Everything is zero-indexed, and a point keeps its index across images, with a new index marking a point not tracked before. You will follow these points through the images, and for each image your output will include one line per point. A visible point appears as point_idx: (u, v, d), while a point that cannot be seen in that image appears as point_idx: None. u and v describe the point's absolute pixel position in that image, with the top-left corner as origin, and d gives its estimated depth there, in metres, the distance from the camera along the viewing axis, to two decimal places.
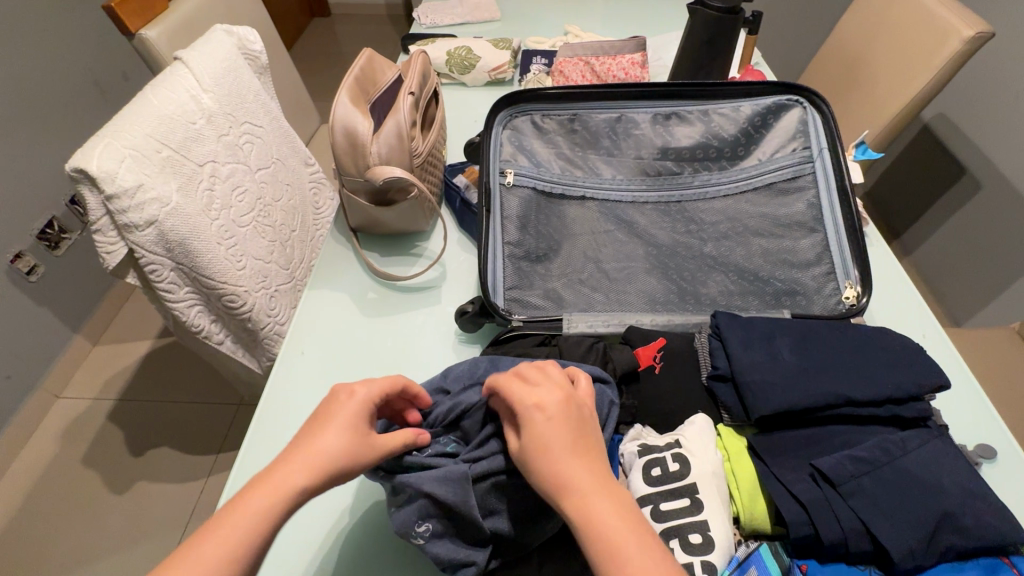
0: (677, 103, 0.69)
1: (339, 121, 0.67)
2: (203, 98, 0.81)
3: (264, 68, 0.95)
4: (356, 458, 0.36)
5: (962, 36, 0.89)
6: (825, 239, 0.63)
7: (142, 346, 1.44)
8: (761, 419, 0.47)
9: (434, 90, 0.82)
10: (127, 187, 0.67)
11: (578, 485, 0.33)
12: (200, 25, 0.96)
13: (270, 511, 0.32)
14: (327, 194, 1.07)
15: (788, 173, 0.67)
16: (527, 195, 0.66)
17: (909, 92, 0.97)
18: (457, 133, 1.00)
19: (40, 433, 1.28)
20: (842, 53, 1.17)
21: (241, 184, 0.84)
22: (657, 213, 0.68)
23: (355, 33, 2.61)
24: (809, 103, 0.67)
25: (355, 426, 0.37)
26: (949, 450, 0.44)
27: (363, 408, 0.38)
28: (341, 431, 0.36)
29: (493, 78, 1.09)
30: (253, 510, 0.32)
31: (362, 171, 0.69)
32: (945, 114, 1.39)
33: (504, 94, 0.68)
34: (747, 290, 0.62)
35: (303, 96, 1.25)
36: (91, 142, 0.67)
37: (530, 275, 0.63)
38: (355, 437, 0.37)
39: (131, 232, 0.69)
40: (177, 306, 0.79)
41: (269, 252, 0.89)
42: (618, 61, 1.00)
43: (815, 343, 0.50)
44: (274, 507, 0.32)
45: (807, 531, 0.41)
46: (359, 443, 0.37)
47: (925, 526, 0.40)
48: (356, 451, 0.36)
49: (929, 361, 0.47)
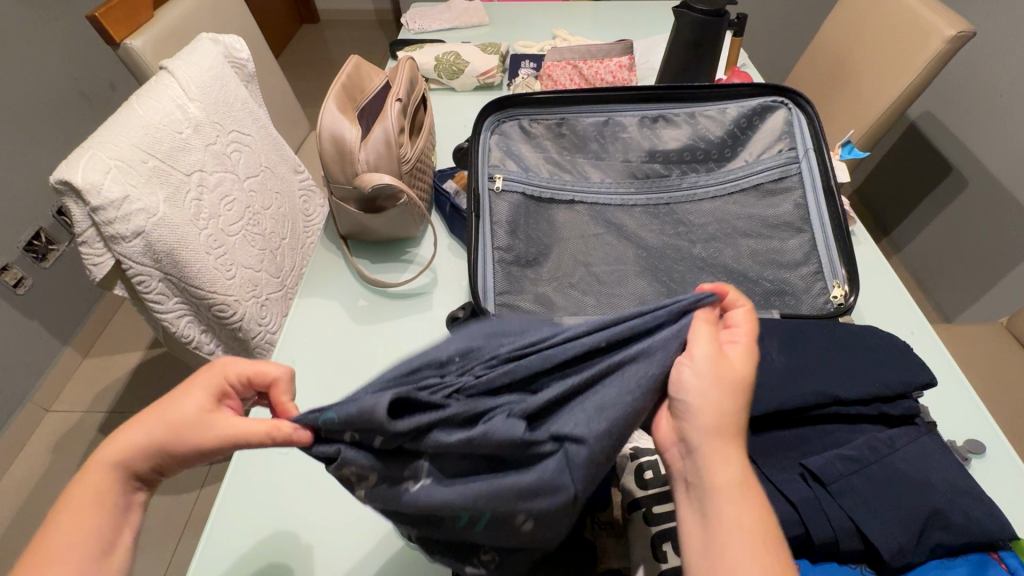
0: (663, 107, 0.70)
1: (326, 129, 0.68)
2: (190, 107, 0.81)
3: (252, 76, 0.95)
4: (181, 433, 0.38)
5: (944, 36, 0.91)
6: (812, 239, 0.63)
7: (133, 357, 1.43)
8: (752, 420, 0.47)
9: (422, 96, 0.82)
10: (112, 198, 0.66)
11: (710, 461, 0.34)
12: (186, 34, 0.96)
13: (100, 494, 0.38)
14: (317, 202, 1.07)
15: (775, 173, 0.67)
16: (516, 200, 0.66)
17: (893, 91, 0.99)
18: (447, 138, 1.00)
19: (31, 447, 1.27)
20: (827, 54, 1.18)
21: (229, 193, 0.84)
22: (647, 215, 0.68)
23: (345, 39, 2.61)
24: (793, 104, 0.68)
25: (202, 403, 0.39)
26: (937, 447, 0.44)
27: (219, 381, 0.40)
28: (186, 406, 0.39)
29: (482, 83, 1.09)
30: (93, 487, 0.38)
31: (350, 179, 0.69)
32: (931, 112, 1.41)
33: (492, 100, 0.69)
34: (737, 291, 0.62)
35: (292, 104, 1.25)
36: (76, 153, 0.66)
37: (521, 279, 0.63)
38: (200, 415, 0.38)
39: (117, 243, 0.68)
40: (166, 317, 0.78)
41: (259, 261, 0.88)
42: (606, 64, 1.01)
43: (803, 342, 0.50)
44: (100, 486, 0.37)
45: (798, 531, 0.41)
46: (201, 421, 0.38)
47: (914, 524, 0.40)
48: (181, 430, 0.38)
49: (916, 359, 0.48)
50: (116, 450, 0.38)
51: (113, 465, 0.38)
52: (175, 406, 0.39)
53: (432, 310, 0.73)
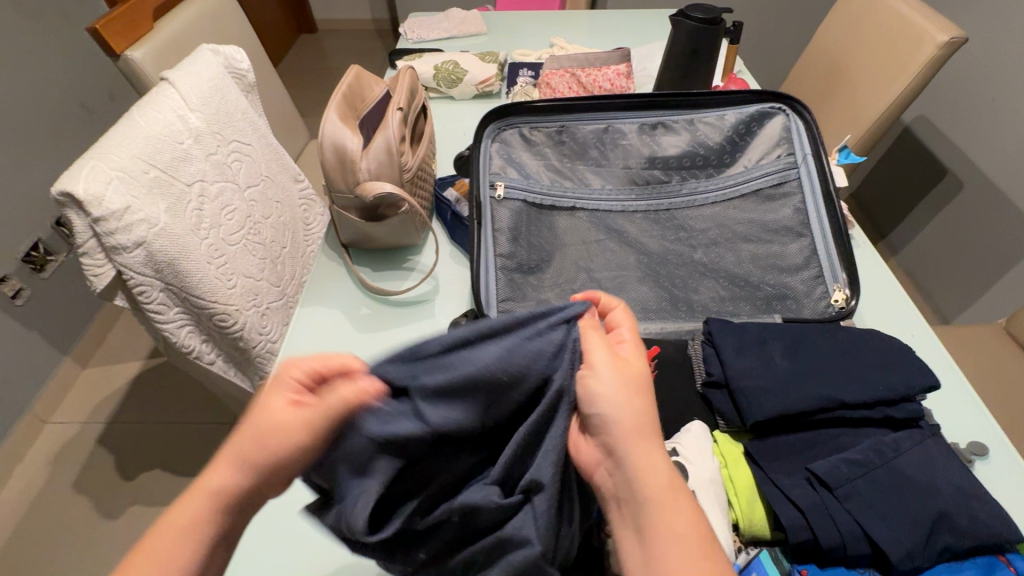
0: (662, 114, 0.70)
1: (327, 137, 0.68)
2: (191, 118, 0.81)
3: (251, 86, 0.95)
4: (275, 437, 0.33)
5: (937, 41, 0.91)
6: (812, 243, 0.64)
7: (132, 368, 1.42)
8: (757, 424, 0.47)
9: (422, 104, 0.83)
10: (114, 209, 0.66)
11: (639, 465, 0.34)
12: (185, 44, 0.96)
13: (201, 520, 0.34)
14: (317, 211, 1.07)
15: (774, 179, 0.68)
16: (518, 207, 0.67)
17: (887, 96, 0.99)
18: (446, 146, 1.00)
19: (28, 460, 1.25)
20: (822, 60, 1.19)
21: (230, 202, 0.84)
22: (647, 221, 0.68)
23: (343, 48, 2.63)
24: (791, 110, 0.69)
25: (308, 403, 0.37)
26: (942, 450, 0.44)
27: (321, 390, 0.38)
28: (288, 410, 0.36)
29: (481, 91, 1.10)
30: (184, 515, 0.34)
31: (352, 188, 0.70)
32: (925, 116, 1.42)
33: (492, 109, 0.69)
34: (739, 295, 0.63)
35: (291, 113, 1.26)
36: (78, 164, 0.66)
37: (523, 286, 0.63)
38: (297, 430, 0.33)
39: (119, 253, 0.68)
40: (167, 327, 0.78)
41: (259, 270, 0.88)
42: (604, 72, 1.02)
43: (806, 347, 0.50)
44: (205, 512, 0.34)
45: (806, 535, 0.41)
46: (283, 428, 0.33)
47: (922, 527, 0.40)
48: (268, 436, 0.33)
49: (918, 362, 0.48)
50: (220, 472, 0.34)
51: (215, 484, 0.34)
52: (260, 423, 0.33)
53: (435, 318, 0.73)
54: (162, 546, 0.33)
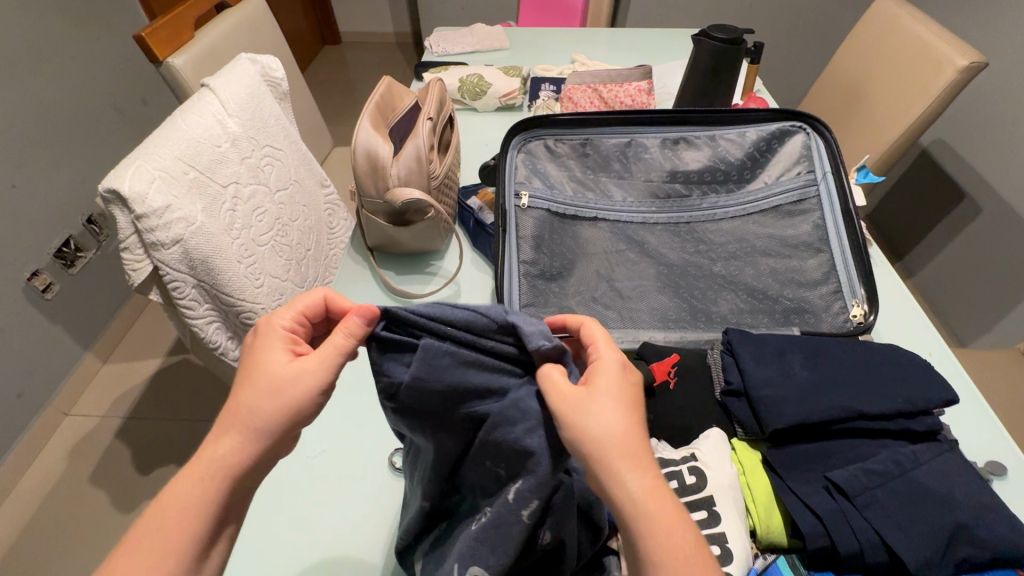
0: (685, 129, 0.72)
1: (360, 145, 0.70)
2: (228, 123, 0.84)
3: (285, 94, 0.99)
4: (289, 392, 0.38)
5: (957, 66, 0.93)
6: (831, 259, 0.65)
7: (151, 364, 1.45)
8: (775, 433, 0.48)
9: (450, 115, 0.85)
10: (155, 207, 0.69)
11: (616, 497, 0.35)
12: (223, 53, 1.00)
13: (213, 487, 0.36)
14: (341, 216, 1.10)
15: (794, 196, 0.69)
16: (542, 216, 0.69)
17: (905, 118, 1.01)
18: (469, 156, 1.03)
19: (49, 450, 1.28)
20: (841, 81, 1.21)
21: (261, 205, 0.87)
22: (668, 233, 0.70)
23: (365, 60, 2.70)
24: (811, 129, 0.71)
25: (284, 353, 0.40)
26: (960, 463, 0.45)
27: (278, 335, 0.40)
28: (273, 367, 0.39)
29: (504, 104, 1.13)
30: (195, 490, 0.36)
31: (381, 193, 0.72)
32: (944, 139, 1.43)
33: (519, 120, 0.71)
34: (757, 308, 0.64)
35: (318, 121, 1.30)
36: (124, 164, 0.70)
37: (545, 293, 0.65)
38: (282, 373, 0.38)
39: (157, 250, 0.71)
40: (196, 323, 0.80)
41: (285, 271, 0.91)
42: (626, 88, 1.04)
43: (826, 359, 0.51)
44: (206, 488, 0.36)
45: (824, 542, 0.42)
46: (285, 374, 0.38)
47: (939, 537, 0.41)
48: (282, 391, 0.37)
49: (937, 377, 0.49)
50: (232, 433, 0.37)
51: (219, 455, 0.37)
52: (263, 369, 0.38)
53: None
54: (181, 506, 0.35)
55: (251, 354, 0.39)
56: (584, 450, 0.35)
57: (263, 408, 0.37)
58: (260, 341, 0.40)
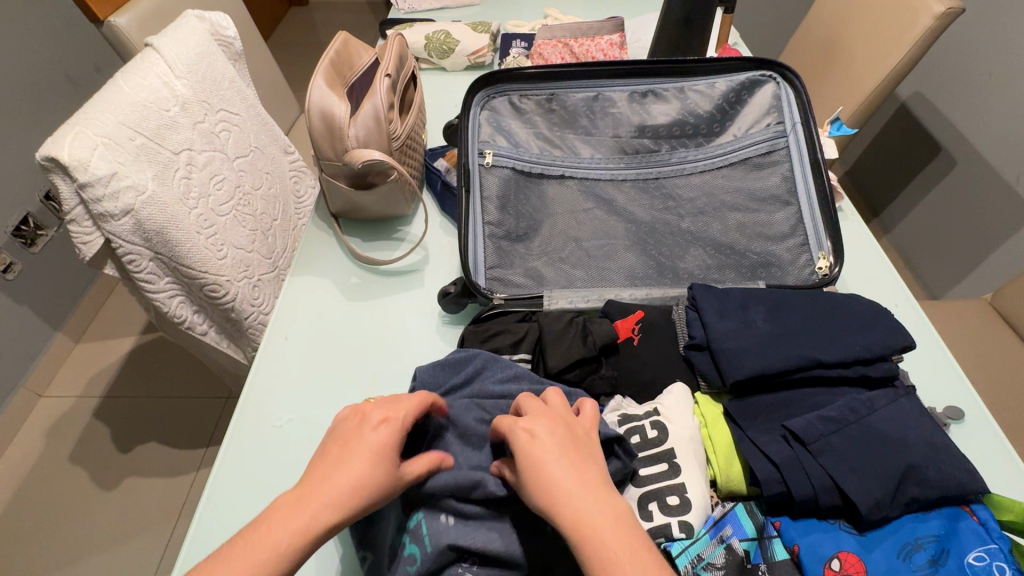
0: (653, 82, 0.70)
1: (315, 104, 0.67)
2: (176, 85, 0.80)
3: (238, 54, 0.94)
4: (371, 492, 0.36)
5: (934, 12, 0.91)
6: (798, 211, 0.64)
7: (126, 343, 1.42)
8: (735, 384, 0.48)
9: (411, 73, 0.82)
10: (100, 175, 0.65)
11: (578, 503, 0.33)
12: (171, 11, 0.94)
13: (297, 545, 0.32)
14: (308, 183, 1.06)
15: (763, 147, 0.67)
16: (506, 175, 0.67)
17: (882, 68, 0.99)
18: (437, 117, 1.00)
19: (27, 431, 1.27)
20: (820, 30, 1.17)
21: (219, 172, 0.83)
22: (636, 190, 0.68)
23: (335, 21, 2.57)
24: (782, 78, 0.69)
25: (381, 455, 0.37)
26: (914, 407, 0.46)
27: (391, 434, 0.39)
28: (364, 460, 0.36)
29: (473, 62, 1.08)
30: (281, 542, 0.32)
31: (340, 155, 0.69)
32: (921, 92, 1.41)
33: (481, 75, 0.68)
34: (724, 263, 0.63)
35: (281, 84, 1.24)
36: (62, 130, 0.65)
37: (511, 254, 0.64)
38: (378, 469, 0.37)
39: (106, 221, 0.68)
40: (158, 297, 0.78)
41: (251, 241, 0.88)
42: (597, 43, 1.01)
43: (788, 310, 0.51)
44: (303, 537, 0.32)
45: (779, 488, 0.43)
46: (381, 475, 0.37)
47: (891, 478, 0.42)
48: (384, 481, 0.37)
49: (895, 324, 0.49)
50: (303, 521, 0.33)
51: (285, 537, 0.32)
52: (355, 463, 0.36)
53: (424, 287, 0.74)
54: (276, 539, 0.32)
55: (353, 437, 0.38)
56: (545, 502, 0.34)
57: (346, 486, 0.35)
58: (351, 426, 0.39)
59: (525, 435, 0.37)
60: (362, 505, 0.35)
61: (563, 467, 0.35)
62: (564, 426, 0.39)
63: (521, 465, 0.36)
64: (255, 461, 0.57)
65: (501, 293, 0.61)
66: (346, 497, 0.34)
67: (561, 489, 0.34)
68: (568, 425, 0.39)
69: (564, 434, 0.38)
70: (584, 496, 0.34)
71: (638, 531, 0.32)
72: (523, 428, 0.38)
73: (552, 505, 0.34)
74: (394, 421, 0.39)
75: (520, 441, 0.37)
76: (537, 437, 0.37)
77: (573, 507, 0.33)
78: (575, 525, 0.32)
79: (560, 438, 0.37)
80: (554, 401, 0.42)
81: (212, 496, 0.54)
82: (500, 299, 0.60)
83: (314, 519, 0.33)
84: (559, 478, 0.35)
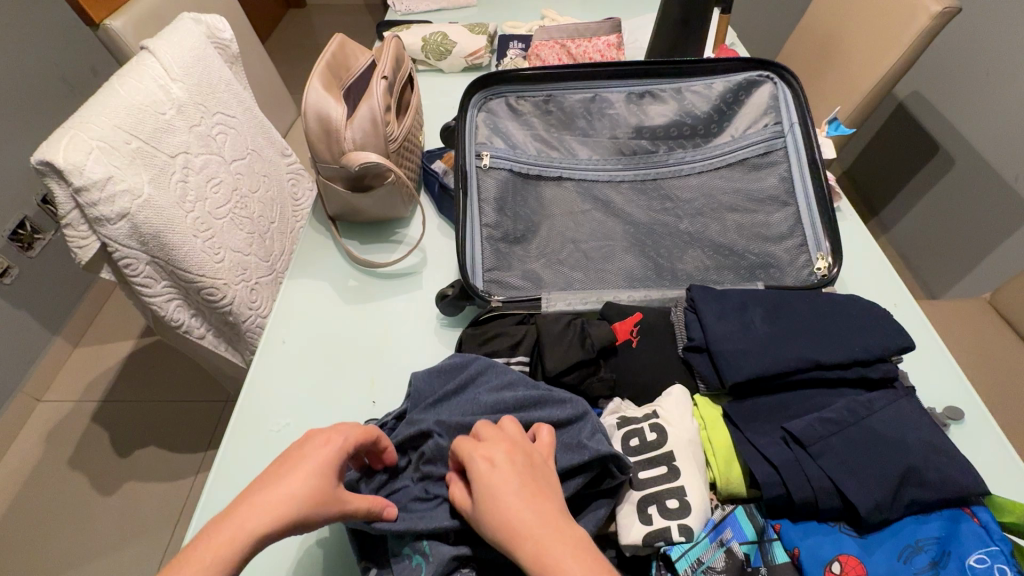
0: (650, 83, 0.70)
1: (311, 107, 0.66)
2: (173, 88, 0.80)
3: (235, 57, 0.94)
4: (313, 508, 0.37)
5: (930, 11, 0.91)
6: (796, 212, 0.64)
7: (125, 347, 1.42)
8: (735, 386, 0.48)
9: (408, 75, 0.81)
10: (96, 179, 0.65)
11: (541, 534, 0.34)
12: (167, 14, 0.93)
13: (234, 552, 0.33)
14: (305, 185, 1.05)
15: (761, 148, 0.67)
16: (503, 177, 0.66)
17: (879, 68, 0.99)
18: (435, 119, 0.99)
19: (24, 436, 1.26)
20: (818, 30, 1.17)
21: (215, 175, 0.83)
22: (634, 191, 0.68)
23: (333, 24, 2.57)
24: (779, 79, 0.69)
25: (323, 473, 0.38)
26: (914, 408, 0.45)
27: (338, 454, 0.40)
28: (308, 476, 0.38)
29: (470, 64, 1.08)
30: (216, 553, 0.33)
31: (337, 157, 0.69)
32: (918, 91, 1.41)
33: (478, 77, 0.68)
34: (723, 264, 0.63)
35: (278, 87, 1.23)
36: (57, 133, 0.65)
37: (508, 256, 0.63)
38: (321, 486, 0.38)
39: (102, 225, 0.67)
40: (155, 301, 0.77)
41: (248, 244, 0.87)
42: (594, 43, 1.01)
43: (787, 311, 0.51)
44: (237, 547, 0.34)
45: (779, 491, 0.42)
46: (322, 492, 0.38)
47: (891, 480, 0.41)
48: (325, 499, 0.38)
49: (895, 325, 0.49)
50: (231, 534, 0.34)
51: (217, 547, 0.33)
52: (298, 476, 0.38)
53: (422, 290, 0.73)
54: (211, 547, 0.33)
55: (302, 454, 0.39)
56: (509, 528, 0.35)
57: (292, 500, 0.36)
58: (300, 444, 0.40)
59: (485, 465, 0.38)
60: (301, 518, 0.36)
61: (522, 503, 0.35)
62: (522, 454, 0.39)
63: (480, 496, 0.37)
64: (252, 467, 0.57)
65: (499, 295, 0.61)
66: (287, 511, 0.36)
67: (524, 520, 0.35)
68: (524, 451, 0.39)
69: (521, 462, 0.38)
70: (546, 525, 0.34)
71: (596, 557, 0.33)
72: (482, 459, 0.38)
73: (514, 535, 0.34)
74: (337, 441, 0.40)
75: (480, 470, 0.38)
76: (495, 468, 0.37)
77: (540, 537, 0.34)
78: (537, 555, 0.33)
79: (517, 466, 0.38)
80: (513, 427, 0.42)
81: (209, 502, 0.54)
82: (498, 301, 0.60)
83: (246, 525, 0.34)
84: (519, 508, 0.35)
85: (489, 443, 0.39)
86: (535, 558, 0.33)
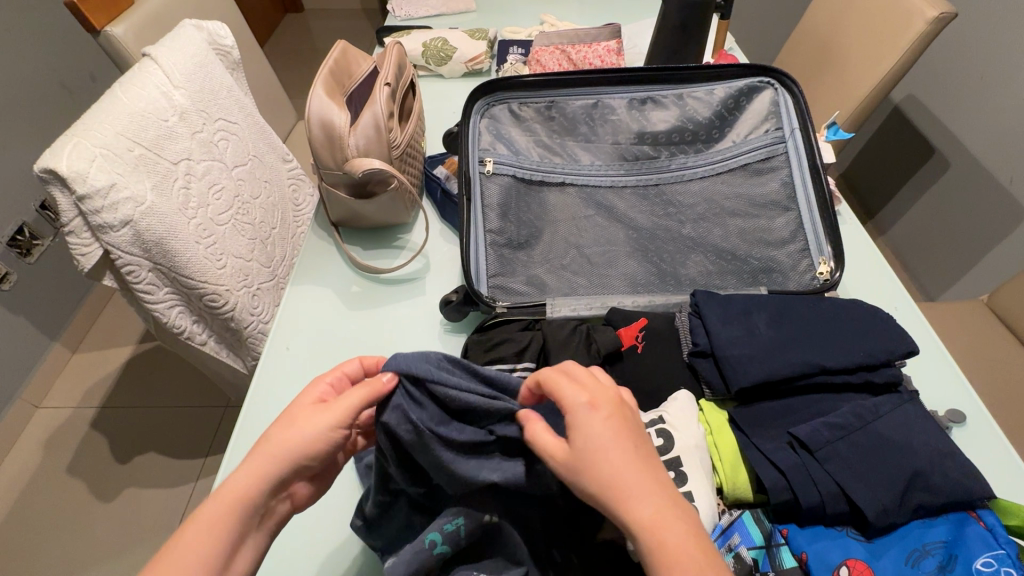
0: (652, 88, 0.70)
1: (314, 113, 0.67)
2: (174, 95, 0.80)
3: (236, 63, 0.94)
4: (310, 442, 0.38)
5: (926, 17, 0.92)
6: (798, 216, 0.65)
7: (124, 353, 1.41)
8: (740, 391, 0.48)
9: (410, 81, 0.82)
10: (99, 186, 0.65)
11: (651, 502, 0.33)
12: (167, 20, 0.93)
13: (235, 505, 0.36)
14: (307, 190, 1.05)
15: (762, 153, 0.68)
16: (507, 183, 0.67)
17: (876, 72, 0.99)
18: (436, 124, 1.00)
19: (22, 443, 1.25)
20: (815, 35, 1.18)
21: (217, 181, 0.83)
22: (636, 197, 0.69)
23: (330, 28, 2.57)
24: (779, 84, 0.69)
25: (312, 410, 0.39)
26: (918, 413, 0.46)
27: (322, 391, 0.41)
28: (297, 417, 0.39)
29: (470, 69, 1.08)
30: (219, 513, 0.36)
31: (340, 164, 0.69)
32: (914, 95, 1.42)
33: (481, 83, 0.68)
34: (725, 269, 0.64)
35: (278, 92, 1.23)
36: (60, 141, 0.65)
37: (512, 262, 0.64)
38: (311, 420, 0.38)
39: (105, 232, 0.67)
40: (157, 307, 0.77)
41: (250, 250, 0.87)
42: (594, 49, 1.01)
43: (791, 317, 0.51)
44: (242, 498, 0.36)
45: (787, 496, 0.43)
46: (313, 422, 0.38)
47: (897, 485, 0.42)
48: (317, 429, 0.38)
49: (898, 330, 0.50)
50: (234, 490, 0.36)
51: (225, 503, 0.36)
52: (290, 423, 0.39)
53: (426, 295, 0.73)
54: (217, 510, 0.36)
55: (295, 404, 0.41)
56: (618, 489, 0.33)
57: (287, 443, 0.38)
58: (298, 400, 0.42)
59: (594, 414, 0.35)
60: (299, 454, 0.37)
61: (634, 466, 0.34)
62: (625, 409, 0.37)
63: (585, 446, 0.34)
64: None
65: (504, 301, 0.61)
66: (281, 454, 0.37)
67: (639, 485, 0.34)
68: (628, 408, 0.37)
69: (626, 420, 0.36)
70: (654, 496, 0.34)
71: (702, 536, 0.33)
72: (591, 406, 0.35)
73: (618, 496, 0.33)
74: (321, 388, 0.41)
75: (588, 418, 0.35)
76: (601, 420, 0.35)
77: (647, 507, 0.33)
78: (648, 527, 0.33)
79: (622, 424, 0.36)
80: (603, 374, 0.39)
81: None
82: (502, 307, 0.60)
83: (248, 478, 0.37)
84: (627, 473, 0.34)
85: (590, 388, 0.37)
86: (647, 524, 0.33)
